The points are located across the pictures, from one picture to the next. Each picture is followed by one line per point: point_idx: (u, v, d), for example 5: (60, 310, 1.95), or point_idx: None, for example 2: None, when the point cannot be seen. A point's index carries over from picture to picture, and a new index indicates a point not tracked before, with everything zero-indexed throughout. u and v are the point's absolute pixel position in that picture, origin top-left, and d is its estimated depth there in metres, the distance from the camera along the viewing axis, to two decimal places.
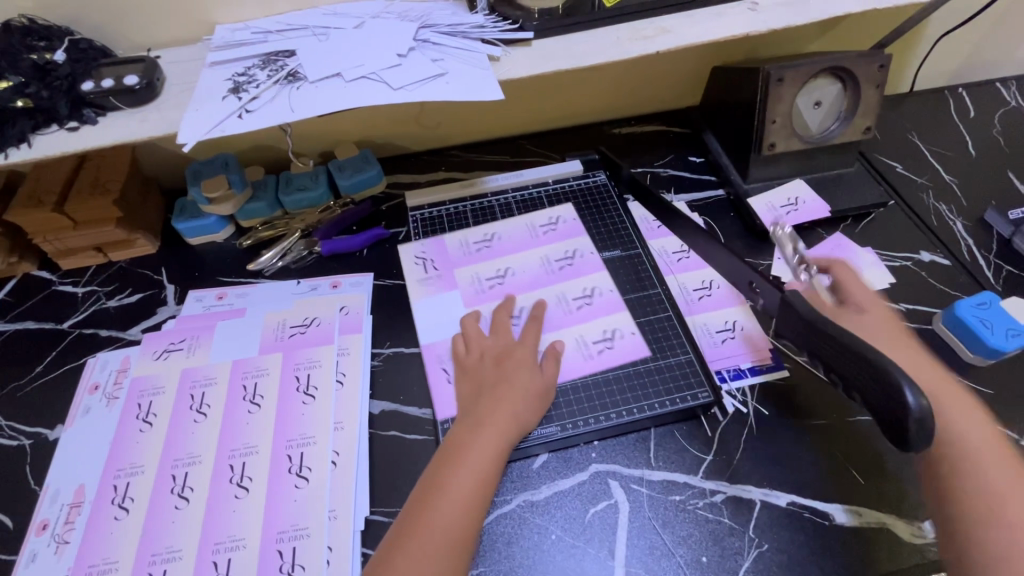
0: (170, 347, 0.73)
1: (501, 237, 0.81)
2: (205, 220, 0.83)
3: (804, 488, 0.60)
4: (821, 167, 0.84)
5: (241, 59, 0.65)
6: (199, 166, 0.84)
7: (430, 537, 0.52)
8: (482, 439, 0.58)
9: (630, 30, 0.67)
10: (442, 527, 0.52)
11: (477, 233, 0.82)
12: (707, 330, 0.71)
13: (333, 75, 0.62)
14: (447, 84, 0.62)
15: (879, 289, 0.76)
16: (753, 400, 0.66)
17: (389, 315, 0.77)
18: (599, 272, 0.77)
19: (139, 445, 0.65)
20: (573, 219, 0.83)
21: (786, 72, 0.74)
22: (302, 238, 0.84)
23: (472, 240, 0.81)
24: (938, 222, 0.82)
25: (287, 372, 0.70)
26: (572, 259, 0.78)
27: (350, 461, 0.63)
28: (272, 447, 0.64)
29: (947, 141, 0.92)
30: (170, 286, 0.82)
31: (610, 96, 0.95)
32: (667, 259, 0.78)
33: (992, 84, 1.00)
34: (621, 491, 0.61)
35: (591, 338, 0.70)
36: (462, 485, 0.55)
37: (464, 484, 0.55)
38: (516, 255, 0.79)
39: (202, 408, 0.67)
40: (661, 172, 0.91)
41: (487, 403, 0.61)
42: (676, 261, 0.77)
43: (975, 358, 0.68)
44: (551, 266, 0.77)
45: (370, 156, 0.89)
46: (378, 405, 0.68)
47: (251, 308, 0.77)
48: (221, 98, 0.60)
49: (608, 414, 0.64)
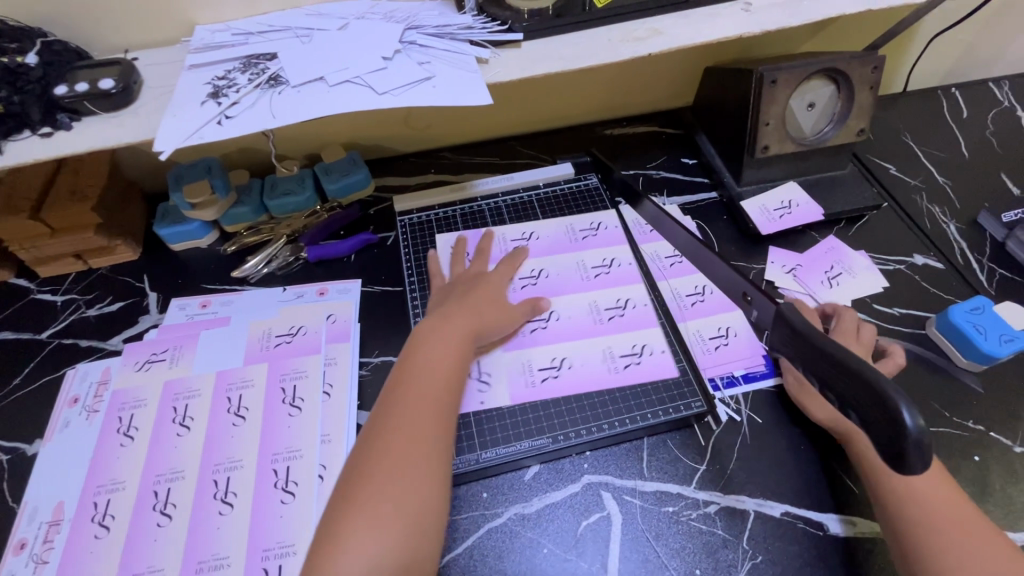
0: (152, 358, 0.71)
1: (539, 238, 0.80)
2: (187, 226, 0.81)
3: (796, 498, 0.60)
4: (814, 170, 0.83)
5: (220, 61, 0.63)
6: (181, 170, 0.82)
7: (411, 404, 0.55)
8: (447, 328, 0.63)
9: (622, 31, 0.66)
10: (420, 396, 0.56)
11: (515, 231, 0.81)
12: (700, 338, 0.70)
13: (317, 78, 0.60)
14: (435, 88, 0.60)
15: (873, 293, 0.75)
16: (747, 408, 0.66)
17: (378, 323, 0.75)
18: (635, 282, 0.74)
19: (121, 460, 0.63)
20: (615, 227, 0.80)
21: (780, 74, 0.73)
22: (288, 244, 0.82)
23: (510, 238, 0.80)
24: (931, 225, 0.81)
25: (272, 383, 0.68)
26: (609, 268, 0.76)
27: (337, 474, 0.62)
28: (257, 461, 0.62)
29: (940, 142, 0.92)
30: (153, 294, 0.80)
31: (602, 97, 0.94)
32: (660, 263, 0.77)
33: (984, 84, 1.00)
34: (614, 503, 0.60)
35: (619, 351, 0.68)
36: (433, 362, 0.59)
37: (436, 361, 0.59)
38: (554, 258, 0.77)
39: (185, 421, 0.66)
40: (654, 174, 0.90)
41: (454, 305, 0.66)
42: (669, 266, 0.77)
43: (968, 364, 0.68)
44: (586, 273, 0.75)
45: (358, 159, 0.87)
46: (366, 417, 0.67)
47: (236, 316, 0.75)
48: (200, 104, 0.58)
49: (600, 425, 0.63)
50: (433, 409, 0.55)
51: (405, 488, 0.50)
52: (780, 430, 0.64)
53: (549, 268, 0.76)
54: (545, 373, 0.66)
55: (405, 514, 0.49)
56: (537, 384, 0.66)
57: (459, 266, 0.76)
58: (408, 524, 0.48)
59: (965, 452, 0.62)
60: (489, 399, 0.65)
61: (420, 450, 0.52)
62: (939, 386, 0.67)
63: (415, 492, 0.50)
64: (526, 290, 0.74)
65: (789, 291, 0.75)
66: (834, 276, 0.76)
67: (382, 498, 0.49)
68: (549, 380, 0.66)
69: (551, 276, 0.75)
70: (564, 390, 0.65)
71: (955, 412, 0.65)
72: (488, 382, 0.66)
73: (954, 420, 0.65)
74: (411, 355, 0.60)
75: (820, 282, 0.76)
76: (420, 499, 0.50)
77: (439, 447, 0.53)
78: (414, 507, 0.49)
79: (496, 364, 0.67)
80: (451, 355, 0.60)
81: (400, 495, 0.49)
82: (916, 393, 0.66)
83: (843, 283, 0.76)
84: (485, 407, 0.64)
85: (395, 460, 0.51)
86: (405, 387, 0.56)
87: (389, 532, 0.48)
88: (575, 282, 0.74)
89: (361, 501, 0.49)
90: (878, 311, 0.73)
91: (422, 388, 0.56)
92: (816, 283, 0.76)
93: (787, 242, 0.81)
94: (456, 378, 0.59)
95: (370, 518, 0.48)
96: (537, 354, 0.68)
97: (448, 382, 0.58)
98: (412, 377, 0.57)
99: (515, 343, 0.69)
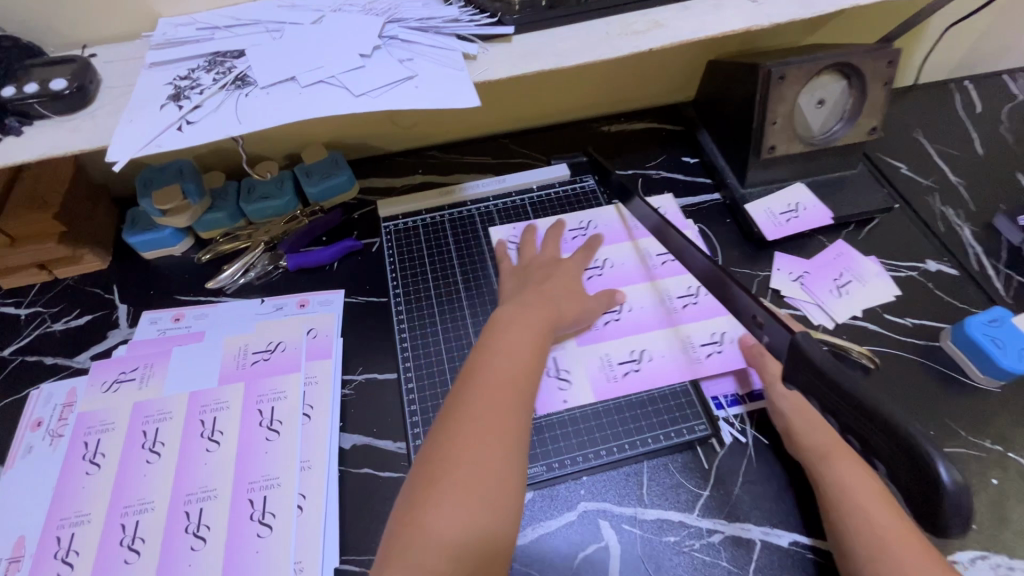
0: (120, 377, 0.66)
1: (600, 226, 0.78)
2: (159, 233, 0.76)
3: (805, 526, 0.56)
4: (821, 170, 0.79)
5: (185, 58, 0.58)
6: (149, 174, 0.76)
7: (492, 391, 0.53)
8: (523, 319, 0.61)
9: (621, 24, 0.61)
10: (502, 384, 0.54)
11: (573, 220, 0.79)
12: (692, 343, 0.67)
13: (287, 78, 0.55)
14: (417, 88, 0.55)
15: (884, 303, 0.71)
16: (751, 428, 0.62)
17: (362, 336, 0.71)
18: None
19: (86, 490, 0.59)
20: (675, 211, 0.80)
21: (789, 69, 0.68)
22: (267, 251, 0.78)
23: (569, 228, 0.78)
24: (944, 228, 0.77)
25: (248, 405, 0.64)
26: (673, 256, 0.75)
27: (318, 504, 0.58)
28: (232, 491, 0.58)
29: (953, 138, 0.87)
30: (122, 306, 0.75)
31: (599, 93, 0.89)
32: (652, 261, 0.75)
33: (999, 76, 0.95)
34: (612, 532, 0.57)
35: (699, 340, 0.67)
36: (513, 351, 0.57)
37: (514, 351, 0.57)
38: (618, 247, 0.76)
39: (156, 447, 0.61)
40: (653, 174, 0.86)
41: (530, 294, 0.65)
42: (661, 265, 0.74)
43: (984, 379, 0.64)
44: (652, 263, 0.74)
45: (340, 159, 0.82)
46: (349, 439, 0.64)
47: (210, 331, 0.70)
48: (160, 106, 0.53)
49: (598, 452, 0.61)
50: (516, 398, 0.53)
51: (488, 474, 0.48)
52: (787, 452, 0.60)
53: (615, 257, 0.75)
54: (625, 368, 0.66)
55: (488, 500, 0.47)
56: (617, 379, 0.65)
57: (530, 250, 0.74)
58: (490, 511, 0.47)
59: (981, 475, 0.59)
60: (571, 397, 0.64)
61: (504, 437, 0.50)
62: (955, 403, 0.63)
63: (498, 480, 0.48)
64: (598, 281, 0.72)
65: (796, 300, 0.72)
66: (843, 284, 0.72)
67: (467, 481, 0.48)
68: (630, 375, 0.65)
69: (617, 265, 0.74)
70: (645, 381, 0.65)
71: (972, 431, 0.61)
72: (568, 379, 0.65)
73: (971, 439, 0.61)
74: (489, 341, 0.58)
75: (829, 291, 0.72)
76: (503, 487, 0.48)
77: (521, 437, 0.51)
78: (497, 496, 0.48)
79: (573, 360, 0.66)
80: (528, 345, 0.58)
81: (483, 480, 0.48)
82: (930, 411, 0.63)
83: (852, 291, 0.72)
84: (568, 405, 0.63)
85: (479, 444, 0.49)
86: (485, 372, 0.55)
87: (472, 515, 0.46)
88: (642, 272, 0.73)
89: (444, 484, 0.48)
90: (890, 321, 0.70)
91: (504, 375, 0.54)
92: (824, 291, 0.72)
93: (794, 247, 0.77)
94: (535, 368, 0.57)
95: (454, 501, 0.47)
96: (612, 347, 0.67)
97: (529, 372, 0.56)
98: (492, 363, 0.56)
99: (589, 337, 0.68)
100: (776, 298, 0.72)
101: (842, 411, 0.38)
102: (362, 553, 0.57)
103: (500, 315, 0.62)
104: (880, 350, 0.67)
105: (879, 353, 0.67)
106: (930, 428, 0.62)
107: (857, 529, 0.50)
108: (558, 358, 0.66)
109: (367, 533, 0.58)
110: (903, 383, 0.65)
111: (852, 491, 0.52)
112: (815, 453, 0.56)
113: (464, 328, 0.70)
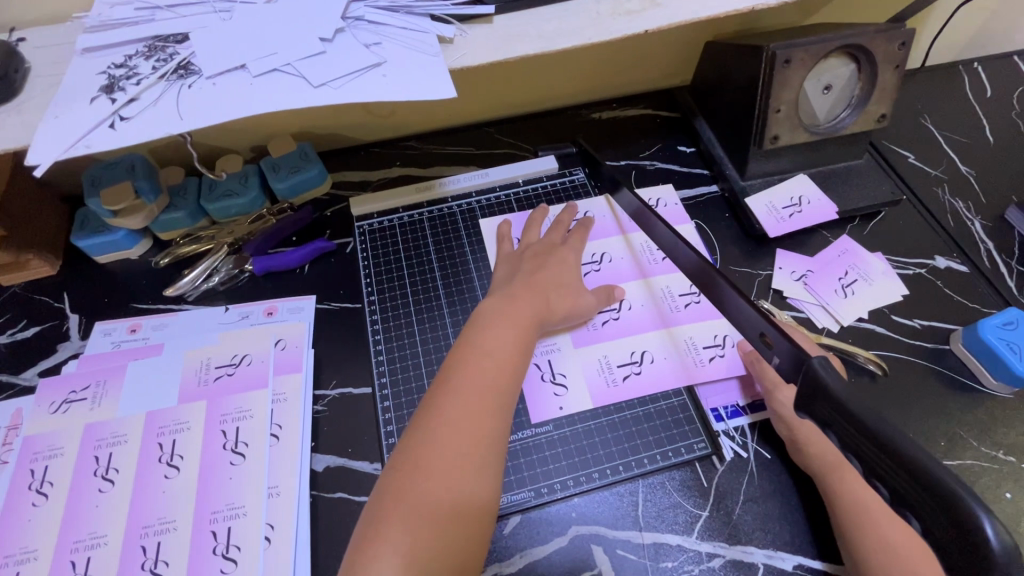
0: (70, 397, 0.61)
1: (596, 217, 0.73)
2: (111, 236, 0.70)
3: (810, 547, 0.53)
4: (826, 161, 0.74)
5: (121, 42, 0.51)
6: (99, 171, 0.69)
7: (467, 396, 0.48)
8: (508, 315, 0.56)
9: (612, 3, 0.55)
10: (478, 388, 0.49)
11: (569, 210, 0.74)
12: (693, 345, 0.63)
13: (237, 66, 0.49)
14: (385, 78, 0.49)
15: (892, 303, 0.67)
16: (753, 442, 0.58)
17: (336, 346, 0.66)
18: None
19: (32, 523, 0.54)
20: (675, 203, 0.75)
21: (795, 52, 0.62)
22: (231, 254, 0.71)
23: None
24: (954, 222, 0.73)
25: (211, 426, 0.59)
26: None
27: (288, 533, 0.54)
28: (193, 522, 0.54)
29: (962, 125, 0.83)
30: (74, 316, 0.69)
31: (589, 77, 0.82)
32: (651, 255, 0.70)
33: (1009, 57, 0.90)
34: (606, 558, 0.53)
35: (701, 342, 0.64)
36: (493, 351, 0.52)
37: (495, 351, 0.52)
38: (617, 239, 0.71)
39: (109, 474, 0.56)
40: (647, 165, 0.80)
41: (519, 287, 0.60)
42: (660, 261, 0.70)
43: (997, 385, 0.60)
44: (652, 257, 0.70)
45: (310, 152, 0.76)
46: (321, 461, 0.59)
47: (170, 343, 0.65)
48: (90, 99, 0.48)
49: (589, 474, 0.57)
50: (491, 405, 0.49)
51: (456, 489, 0.44)
52: (791, 468, 0.57)
53: (612, 250, 0.70)
54: (625, 371, 0.62)
55: (453, 513, 0.44)
56: (617, 383, 0.61)
57: (533, 236, 0.68)
58: (456, 528, 0.44)
59: (995, 489, 0.56)
60: (567, 404, 0.60)
61: (474, 448, 0.46)
62: (966, 411, 0.60)
63: (466, 495, 0.45)
64: (595, 277, 0.68)
65: (799, 301, 0.67)
66: (848, 284, 0.68)
67: (434, 497, 0.44)
68: (630, 378, 0.61)
69: (615, 260, 0.70)
70: (645, 386, 0.61)
71: (984, 441, 0.58)
72: (564, 384, 0.61)
73: (983, 450, 0.58)
74: (468, 338, 0.54)
75: (834, 291, 0.67)
76: (471, 502, 0.45)
77: (495, 449, 0.47)
78: (462, 513, 0.44)
79: (570, 363, 0.62)
80: (510, 343, 0.53)
81: (449, 495, 0.44)
82: (940, 420, 0.59)
83: (859, 291, 0.67)
84: (564, 412, 0.60)
85: (448, 456, 0.45)
86: (459, 375, 0.50)
87: (437, 532, 0.43)
88: (641, 268, 0.69)
89: (408, 498, 0.44)
90: (898, 323, 0.66)
91: (479, 377, 0.50)
92: (829, 291, 0.67)
93: (796, 244, 0.72)
94: (516, 370, 0.52)
95: (418, 518, 0.43)
96: (612, 348, 0.63)
97: (510, 374, 0.51)
98: (468, 364, 0.51)
99: (585, 338, 0.64)
100: (777, 300, 0.68)
101: (866, 452, 0.35)
102: None
103: (486, 310, 0.57)
104: (887, 353, 0.64)
105: (887, 358, 0.63)
106: (939, 438, 0.58)
107: (873, 546, 0.47)
108: (553, 362, 0.62)
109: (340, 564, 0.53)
110: (912, 391, 0.61)
111: (866, 506, 0.49)
112: (824, 466, 0.53)
113: (445, 340, 0.65)
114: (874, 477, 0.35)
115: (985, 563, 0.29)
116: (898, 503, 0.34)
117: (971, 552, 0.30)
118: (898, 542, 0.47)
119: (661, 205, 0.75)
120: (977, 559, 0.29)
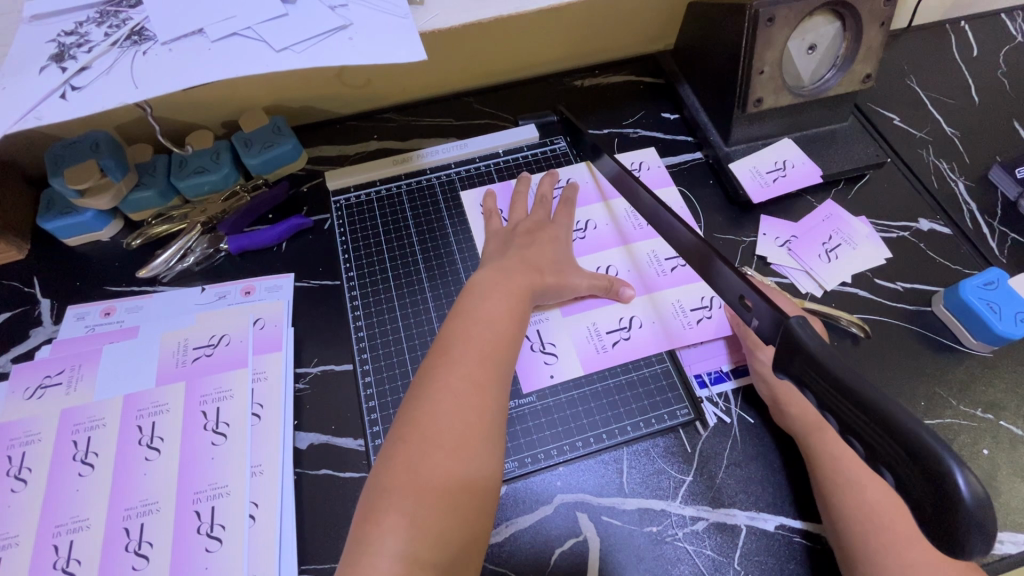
0: (45, 382, 0.59)
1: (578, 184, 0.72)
2: (79, 217, 0.67)
3: (793, 509, 0.53)
4: (811, 124, 0.73)
5: (71, 9, 0.49)
6: (61, 149, 0.66)
7: (468, 371, 0.48)
8: (498, 287, 0.55)
9: None
10: (478, 361, 0.49)
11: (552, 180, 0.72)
12: (680, 309, 0.63)
13: (193, 31, 0.46)
14: (350, 41, 0.47)
15: (875, 267, 0.67)
16: (737, 407, 0.59)
17: (316, 325, 0.65)
18: None
19: (12, 509, 0.53)
20: (658, 166, 0.75)
21: (778, 10, 0.60)
22: (205, 234, 0.69)
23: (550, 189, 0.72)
24: (938, 183, 0.73)
25: (190, 407, 0.58)
26: None
27: (272, 510, 0.54)
28: (177, 503, 0.53)
29: (948, 85, 0.81)
30: (46, 300, 0.67)
31: (571, 42, 0.80)
32: (636, 220, 0.69)
33: (997, 16, 0.88)
34: (591, 524, 0.54)
35: (690, 304, 0.63)
36: (489, 325, 0.52)
37: (490, 325, 0.52)
38: (599, 206, 0.70)
39: (89, 458, 0.56)
40: (630, 133, 0.78)
41: (506, 260, 0.59)
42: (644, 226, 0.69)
43: (976, 344, 0.61)
44: (637, 222, 0.69)
45: (283, 126, 0.73)
46: (305, 439, 0.58)
47: (145, 325, 0.63)
48: (39, 68, 0.46)
49: (574, 444, 0.57)
50: (491, 378, 0.48)
51: (464, 461, 0.44)
52: (774, 431, 0.57)
53: (596, 218, 0.69)
54: (614, 337, 0.62)
55: (463, 484, 0.43)
56: (606, 349, 0.61)
57: (520, 212, 0.67)
58: (466, 499, 0.43)
59: (972, 446, 0.56)
60: (557, 372, 0.60)
61: (479, 422, 0.46)
62: (945, 370, 0.60)
63: (471, 469, 0.44)
64: (582, 245, 0.67)
65: (783, 267, 0.67)
66: (832, 249, 0.67)
67: (443, 469, 0.43)
68: (619, 344, 0.61)
69: (600, 227, 0.69)
70: (634, 350, 0.61)
71: (962, 399, 0.59)
72: (554, 352, 0.61)
73: (962, 409, 0.58)
74: (462, 312, 0.53)
75: (818, 256, 0.67)
76: (477, 477, 0.44)
77: (497, 422, 0.47)
78: (471, 486, 0.44)
79: (558, 332, 0.62)
80: (505, 317, 0.53)
81: (456, 470, 0.44)
82: (920, 380, 0.60)
83: (842, 255, 0.67)
84: (555, 380, 0.60)
85: (451, 431, 0.45)
86: (458, 349, 0.49)
87: (449, 505, 0.42)
88: (624, 234, 0.68)
89: (416, 472, 0.43)
90: (880, 287, 0.66)
91: (478, 350, 0.50)
92: (812, 256, 0.67)
93: (780, 210, 0.71)
94: (513, 344, 0.52)
95: (428, 492, 0.42)
96: (600, 315, 0.63)
97: (506, 349, 0.51)
98: (465, 337, 0.50)
99: (574, 306, 0.63)
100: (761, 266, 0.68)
101: (844, 412, 0.35)
102: (321, 563, 0.53)
103: (471, 283, 0.56)
104: (870, 317, 0.64)
105: (870, 321, 0.63)
106: (919, 398, 0.59)
107: (853, 506, 0.48)
108: (542, 332, 0.62)
109: (326, 541, 0.54)
110: (893, 352, 0.61)
111: (846, 467, 0.50)
112: (805, 430, 0.53)
113: (426, 315, 0.64)
114: (849, 433, 0.35)
115: (955, 513, 0.30)
116: (873, 459, 0.34)
117: (944, 508, 0.30)
118: (876, 500, 0.48)
119: (644, 168, 0.75)
120: (948, 511, 0.30)
